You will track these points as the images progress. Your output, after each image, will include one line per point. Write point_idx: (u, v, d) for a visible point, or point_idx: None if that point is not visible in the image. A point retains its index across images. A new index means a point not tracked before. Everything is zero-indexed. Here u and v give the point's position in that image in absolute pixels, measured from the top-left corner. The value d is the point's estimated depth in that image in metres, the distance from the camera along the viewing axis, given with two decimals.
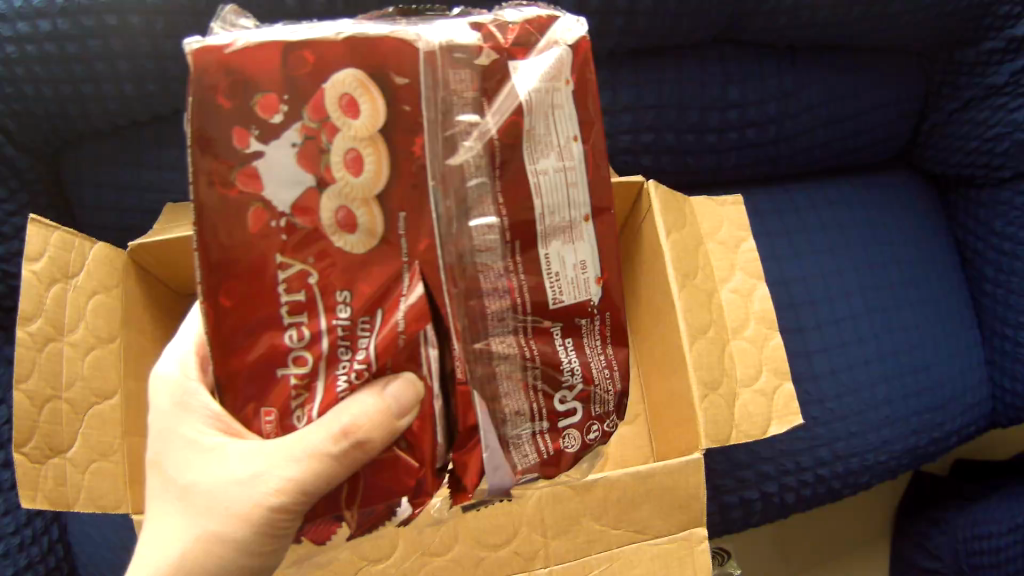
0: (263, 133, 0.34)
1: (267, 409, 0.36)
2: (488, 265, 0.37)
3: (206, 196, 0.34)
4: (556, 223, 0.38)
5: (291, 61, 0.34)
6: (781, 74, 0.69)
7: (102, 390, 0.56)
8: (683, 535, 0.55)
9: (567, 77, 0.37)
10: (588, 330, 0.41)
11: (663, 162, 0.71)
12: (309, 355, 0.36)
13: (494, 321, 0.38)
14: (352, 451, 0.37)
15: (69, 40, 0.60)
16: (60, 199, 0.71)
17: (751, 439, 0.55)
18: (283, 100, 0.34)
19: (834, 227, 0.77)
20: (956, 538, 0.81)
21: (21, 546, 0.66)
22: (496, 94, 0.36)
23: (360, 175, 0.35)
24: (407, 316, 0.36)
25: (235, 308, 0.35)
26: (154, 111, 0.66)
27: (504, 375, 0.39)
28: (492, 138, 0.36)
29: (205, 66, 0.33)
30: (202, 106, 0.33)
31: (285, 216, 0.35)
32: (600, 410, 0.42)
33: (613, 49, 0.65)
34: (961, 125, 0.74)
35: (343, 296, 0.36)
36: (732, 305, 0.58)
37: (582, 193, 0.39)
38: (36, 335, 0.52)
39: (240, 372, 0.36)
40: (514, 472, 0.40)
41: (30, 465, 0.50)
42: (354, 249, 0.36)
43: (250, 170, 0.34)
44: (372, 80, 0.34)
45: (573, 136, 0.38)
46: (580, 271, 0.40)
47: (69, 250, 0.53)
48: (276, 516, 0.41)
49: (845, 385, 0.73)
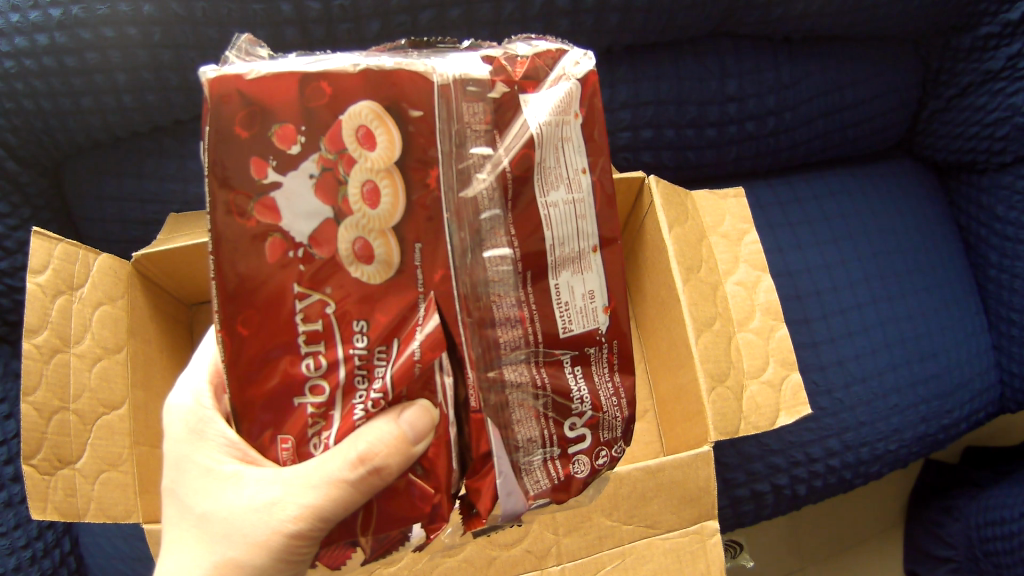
0: (280, 164, 0.34)
1: (284, 437, 0.37)
2: (502, 294, 0.38)
3: (226, 227, 0.34)
4: (567, 253, 0.39)
5: (309, 93, 0.34)
6: (779, 67, 0.69)
7: (110, 400, 0.56)
8: (694, 529, 0.55)
9: (576, 111, 0.38)
10: (596, 358, 0.42)
11: (663, 157, 0.71)
12: (325, 384, 0.36)
13: (506, 351, 0.39)
14: (369, 477, 0.37)
15: (66, 53, 0.60)
16: (63, 211, 0.71)
17: (760, 432, 0.55)
18: (301, 131, 0.34)
19: (835, 216, 0.77)
20: (970, 524, 0.80)
21: (34, 560, 0.66)
22: (508, 127, 0.37)
23: (377, 207, 0.35)
24: (423, 346, 0.36)
25: (254, 336, 0.36)
26: (154, 122, 0.67)
27: (517, 403, 0.39)
28: (505, 170, 0.37)
29: (223, 94, 0.33)
30: (220, 136, 0.33)
31: (302, 247, 0.35)
32: (609, 437, 0.42)
33: (610, 45, 0.65)
34: (960, 111, 0.74)
35: (360, 325, 0.36)
36: (736, 298, 0.58)
37: (592, 224, 0.40)
38: (43, 347, 0.52)
39: (257, 401, 0.36)
40: (527, 498, 0.40)
41: (38, 476, 0.50)
42: (371, 280, 0.36)
43: (268, 202, 0.34)
44: (388, 113, 0.35)
45: (583, 168, 0.39)
46: (589, 300, 0.40)
47: (72, 261, 0.54)
48: (293, 541, 0.41)
49: (853, 374, 0.73)
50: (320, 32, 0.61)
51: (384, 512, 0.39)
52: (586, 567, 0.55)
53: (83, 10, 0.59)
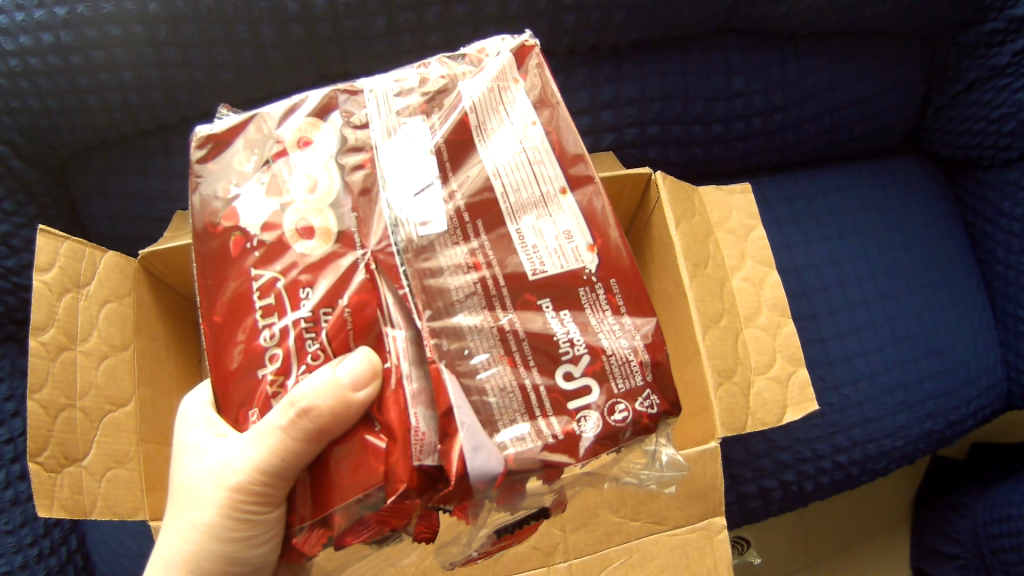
0: (239, 179, 0.44)
1: (252, 409, 0.43)
2: (445, 246, 0.41)
3: (201, 237, 0.44)
4: (525, 199, 0.43)
5: (262, 125, 0.45)
6: (785, 63, 0.69)
7: (116, 398, 0.56)
8: (702, 525, 0.55)
9: (515, 78, 0.45)
10: (591, 300, 0.42)
11: (670, 152, 0.71)
12: (280, 351, 0.42)
13: (459, 298, 0.41)
14: (310, 431, 0.40)
15: (72, 52, 0.60)
16: (69, 210, 0.71)
17: (766, 427, 0.56)
18: (256, 153, 0.45)
19: (842, 212, 0.77)
20: (976, 521, 0.80)
21: (39, 558, 0.68)
22: (441, 107, 0.44)
23: (314, 191, 0.43)
24: (355, 296, 0.41)
25: (222, 319, 0.43)
26: (160, 120, 0.67)
27: (483, 350, 0.41)
28: (439, 142, 0.43)
29: (199, 146, 0.45)
30: (198, 175, 0.45)
31: (256, 237, 0.43)
32: (625, 388, 0.42)
33: (615, 41, 0.65)
34: (966, 107, 0.74)
35: (306, 292, 0.42)
36: (743, 294, 0.57)
37: (551, 168, 0.43)
38: (49, 344, 0.52)
39: (228, 377, 0.43)
40: (504, 452, 0.39)
41: (45, 474, 0.50)
42: (314, 252, 0.42)
43: (230, 209, 0.43)
44: (322, 120, 0.45)
45: (533, 121, 0.44)
46: (566, 240, 0.43)
47: (78, 259, 0.54)
48: (260, 496, 0.44)
49: (860, 370, 0.72)
50: (327, 29, 0.61)
51: (346, 478, 0.40)
52: (593, 564, 0.55)
53: (89, 9, 0.59)
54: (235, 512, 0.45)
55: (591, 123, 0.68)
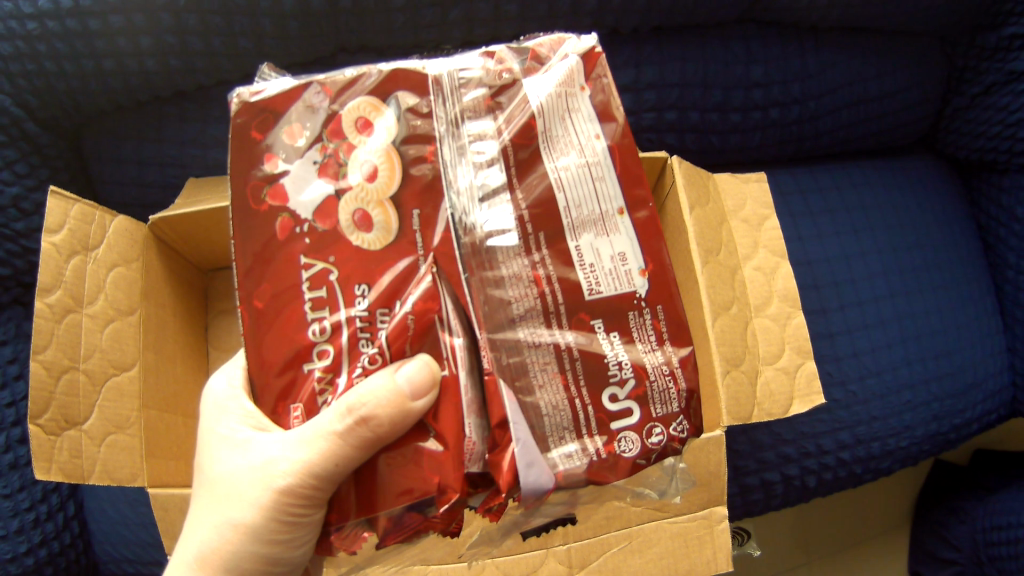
0: (288, 155, 0.44)
1: (296, 405, 0.43)
2: (508, 257, 0.44)
3: (243, 215, 0.44)
4: (585, 215, 0.45)
5: (314, 97, 0.44)
6: (805, 55, 0.69)
7: (120, 362, 0.57)
8: (703, 514, 0.54)
9: (581, 84, 0.46)
10: (639, 325, 0.45)
11: (687, 140, 0.71)
12: (330, 348, 0.43)
13: (520, 311, 0.43)
14: (364, 436, 0.41)
15: (90, 16, 0.61)
16: (82, 174, 0.71)
17: (773, 418, 0.56)
18: (305, 128, 0.44)
19: (857, 208, 0.76)
20: (976, 527, 0.80)
21: (36, 522, 0.68)
22: (510, 104, 0.45)
23: (374, 181, 0.43)
24: (418, 300, 0.42)
25: (266, 307, 0.43)
26: (176, 86, 0.66)
27: (538, 367, 0.43)
28: (506, 143, 0.45)
29: (241, 111, 0.44)
30: (240, 144, 0.44)
31: (307, 222, 0.43)
32: (663, 413, 0.44)
33: (636, 24, 0.65)
34: (983, 110, 0.73)
35: (361, 288, 0.43)
36: (755, 283, 0.58)
37: (612, 187, 0.45)
38: (55, 306, 0.53)
39: (272, 367, 0.43)
40: (553, 470, 0.42)
41: (45, 437, 0.51)
42: (371, 246, 0.43)
43: (277, 187, 0.43)
44: (384, 103, 0.44)
45: (596, 135, 0.45)
46: (620, 263, 0.45)
47: (88, 222, 0.54)
48: (306, 500, 0.45)
49: (868, 367, 0.72)
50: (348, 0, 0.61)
51: (394, 485, 0.42)
52: (593, 546, 0.55)
53: None
54: (281, 514, 0.46)
55: None
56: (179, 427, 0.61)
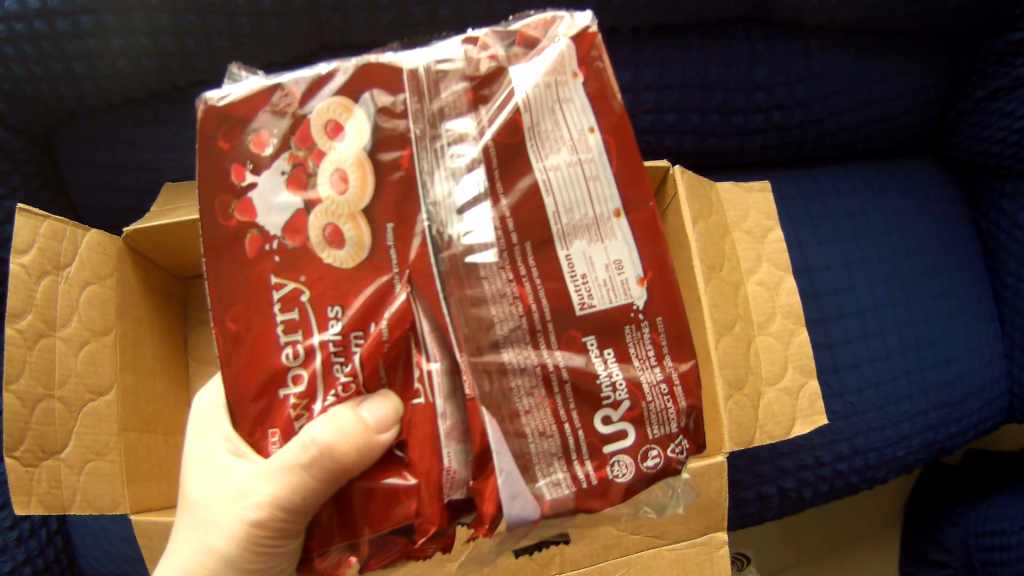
0: (256, 166, 0.41)
1: (273, 432, 0.42)
2: (490, 273, 0.40)
3: (211, 230, 0.41)
4: (577, 220, 0.41)
5: (279, 98, 0.41)
6: (810, 56, 0.67)
7: (96, 386, 0.54)
8: (702, 540, 0.54)
9: (573, 72, 0.41)
10: (636, 339, 0.42)
11: (686, 141, 0.69)
12: (305, 372, 0.41)
13: (504, 333, 0.40)
14: (327, 468, 0.41)
15: (58, 17, 0.58)
16: (54, 176, 0.69)
17: (775, 440, 0.55)
18: (273, 135, 0.41)
19: (858, 213, 0.75)
20: (968, 532, 0.79)
21: (19, 541, 0.66)
22: (493, 97, 0.41)
23: (345, 193, 0.41)
24: (391, 322, 0.40)
25: (240, 328, 0.41)
26: (149, 88, 0.63)
27: (523, 392, 0.40)
28: (488, 145, 0.40)
29: (206, 116, 0.41)
30: (206, 151, 0.41)
31: (277, 240, 0.41)
32: (660, 434, 0.42)
33: (636, 24, 0.62)
34: (989, 115, 0.71)
35: (335, 311, 0.41)
36: (758, 298, 0.57)
37: (607, 186, 0.41)
38: (27, 331, 0.50)
39: (247, 393, 0.41)
40: (539, 503, 0.40)
41: (22, 469, 0.49)
42: (343, 264, 0.41)
43: (247, 202, 0.41)
44: (354, 104, 0.41)
45: (590, 127, 0.41)
46: (615, 272, 0.41)
47: (58, 239, 0.52)
48: (282, 527, 0.45)
49: (867, 378, 0.71)
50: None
51: (371, 510, 0.41)
52: None
53: None
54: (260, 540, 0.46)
55: None
56: (161, 446, 0.59)
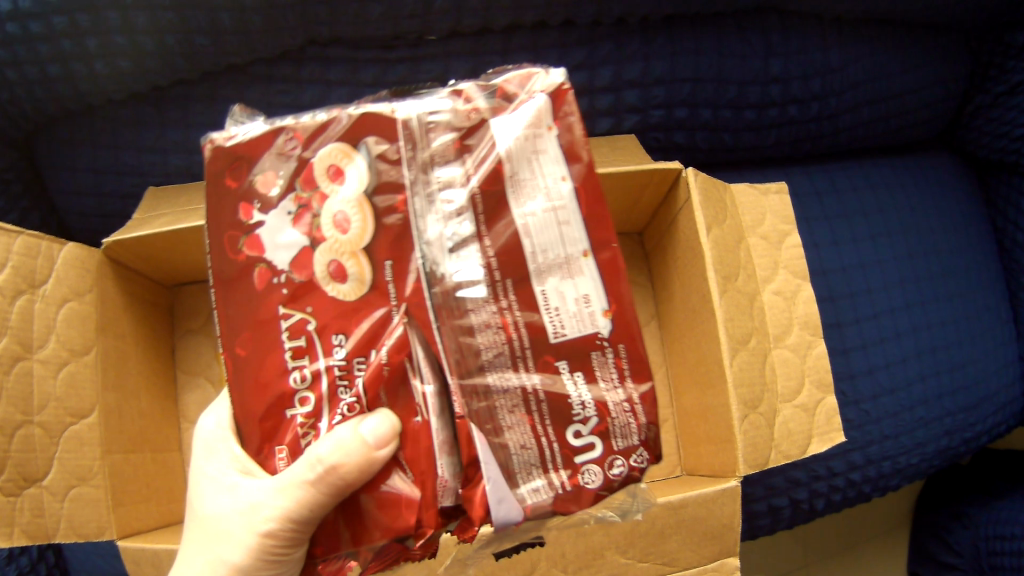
0: (263, 205, 0.39)
1: (279, 449, 0.40)
2: (477, 302, 0.37)
3: (219, 263, 0.40)
4: (550, 259, 0.37)
5: (283, 141, 0.39)
6: (827, 48, 0.64)
7: (78, 408, 0.51)
8: (713, 566, 0.52)
9: (550, 124, 0.37)
10: (601, 363, 0.38)
11: (697, 137, 0.66)
12: (312, 395, 0.39)
13: (488, 357, 0.37)
14: (335, 484, 0.38)
15: (31, 18, 0.55)
16: (35, 180, 0.66)
17: (791, 459, 0.52)
18: (280, 176, 0.39)
19: (874, 211, 0.73)
20: (978, 534, 0.78)
21: None
22: (478, 146, 0.38)
23: (346, 232, 0.38)
24: (391, 348, 0.38)
25: (249, 356, 0.39)
26: (131, 89, 0.60)
27: (505, 410, 0.37)
28: (474, 191, 0.37)
29: (214, 158, 0.40)
30: (216, 190, 0.40)
31: (284, 273, 0.39)
32: (624, 445, 0.39)
33: (648, 14, 0.59)
34: (1007, 111, 0.70)
35: (339, 338, 0.39)
36: (774, 308, 0.55)
37: (578, 229, 0.37)
38: (3, 354, 0.48)
39: (255, 412, 0.40)
40: (523, 505, 0.37)
41: (3, 500, 0.47)
42: (348, 297, 0.39)
43: (254, 237, 0.39)
44: (355, 149, 0.38)
45: (563, 176, 0.37)
46: (583, 305, 0.37)
47: (33, 255, 0.50)
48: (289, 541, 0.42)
49: (882, 385, 0.69)
50: None
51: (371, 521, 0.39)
52: None
53: None
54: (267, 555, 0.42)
55: (613, 102, 0.62)
56: (147, 464, 0.58)
